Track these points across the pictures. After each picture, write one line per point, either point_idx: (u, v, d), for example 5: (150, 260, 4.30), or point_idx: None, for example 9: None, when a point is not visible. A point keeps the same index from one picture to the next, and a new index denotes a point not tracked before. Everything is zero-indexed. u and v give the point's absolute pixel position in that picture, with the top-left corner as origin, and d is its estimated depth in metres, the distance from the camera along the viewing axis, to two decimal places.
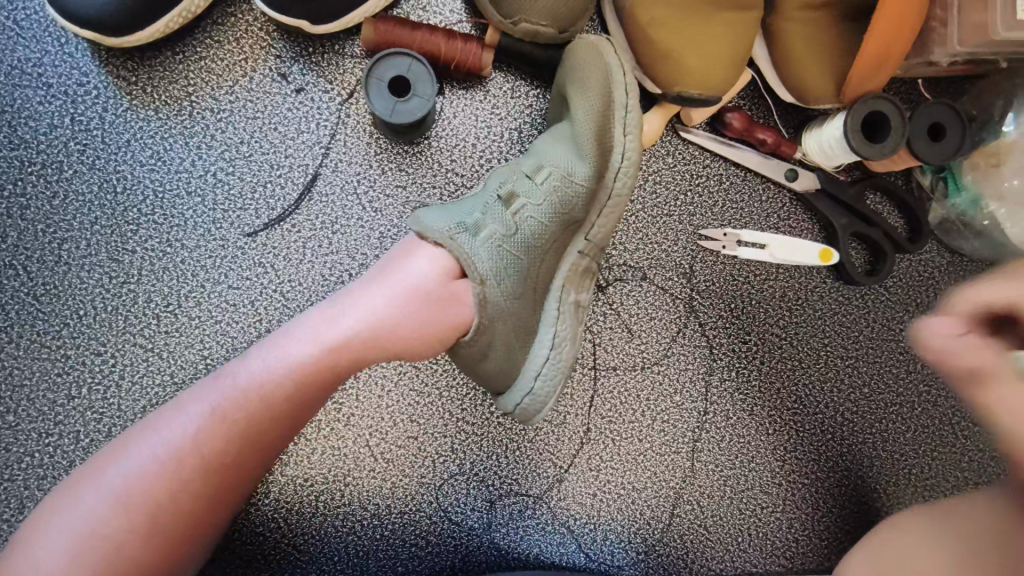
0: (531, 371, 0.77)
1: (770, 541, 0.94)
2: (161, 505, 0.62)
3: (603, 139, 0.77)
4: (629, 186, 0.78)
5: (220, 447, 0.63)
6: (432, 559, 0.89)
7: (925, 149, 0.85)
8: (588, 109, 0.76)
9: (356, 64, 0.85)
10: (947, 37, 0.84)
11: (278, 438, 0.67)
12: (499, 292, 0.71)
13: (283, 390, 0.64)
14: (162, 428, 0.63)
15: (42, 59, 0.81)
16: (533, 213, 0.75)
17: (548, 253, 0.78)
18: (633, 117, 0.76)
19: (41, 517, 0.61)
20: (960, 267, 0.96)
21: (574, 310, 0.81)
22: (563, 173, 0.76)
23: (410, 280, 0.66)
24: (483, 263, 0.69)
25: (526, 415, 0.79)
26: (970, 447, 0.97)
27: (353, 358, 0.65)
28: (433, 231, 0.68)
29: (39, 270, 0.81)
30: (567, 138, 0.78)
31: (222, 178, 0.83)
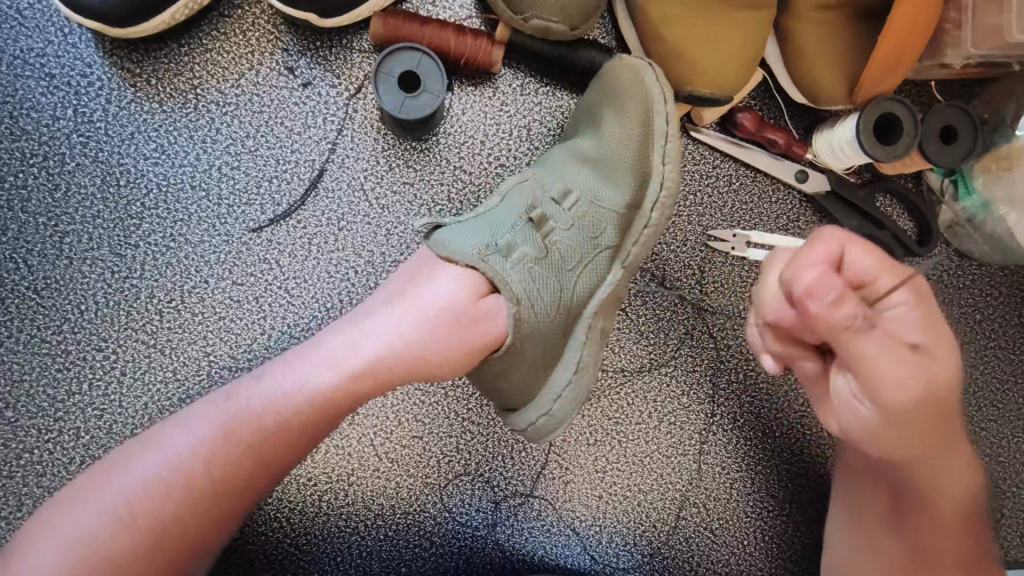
0: (550, 395, 0.75)
1: (776, 544, 0.93)
2: (164, 524, 0.60)
3: (640, 169, 0.77)
4: (664, 219, 0.78)
5: (230, 468, 0.62)
6: (435, 560, 0.88)
7: (940, 154, 0.85)
8: (625, 138, 0.77)
9: (364, 58, 0.83)
10: (960, 39, 0.83)
11: (291, 462, 0.65)
12: (531, 313, 0.68)
13: (299, 414, 0.62)
14: (172, 444, 0.62)
15: (45, 49, 0.79)
16: (562, 238, 0.74)
17: (581, 278, 0.75)
18: (672, 147, 0.77)
19: (45, 528, 0.61)
20: (969, 271, 0.96)
21: (600, 336, 0.78)
22: (592, 199, 0.76)
23: (433, 303, 0.64)
24: (516, 284, 0.67)
25: (540, 433, 0.77)
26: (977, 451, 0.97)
27: (371, 383, 0.64)
28: (464, 255, 0.66)
29: (39, 264, 0.80)
30: (596, 163, 0.77)
31: (227, 172, 0.82)
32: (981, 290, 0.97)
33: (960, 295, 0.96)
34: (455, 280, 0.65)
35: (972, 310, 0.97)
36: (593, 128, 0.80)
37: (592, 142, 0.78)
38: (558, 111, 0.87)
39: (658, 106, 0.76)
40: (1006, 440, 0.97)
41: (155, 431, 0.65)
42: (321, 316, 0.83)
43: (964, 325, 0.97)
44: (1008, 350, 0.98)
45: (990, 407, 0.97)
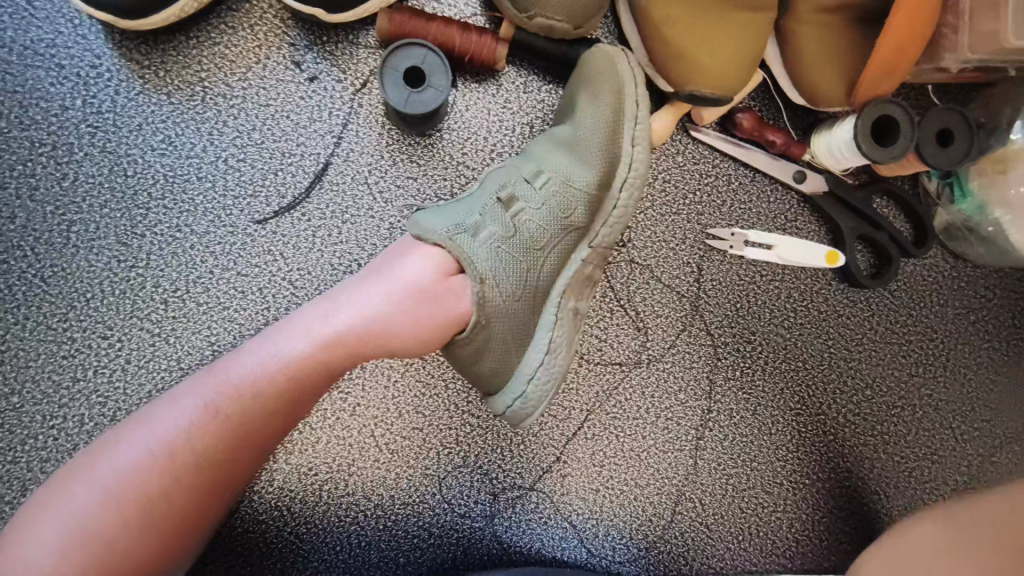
0: (523, 377, 0.76)
1: (769, 540, 0.94)
2: (155, 500, 0.61)
3: (610, 149, 0.78)
4: (634, 197, 0.79)
5: (214, 441, 0.63)
6: (434, 551, 0.89)
7: (936, 155, 0.86)
8: (596, 120, 0.78)
9: (369, 54, 0.85)
10: (957, 44, 0.85)
11: (271, 434, 0.67)
12: (498, 291, 0.71)
13: (279, 386, 0.64)
14: (156, 422, 0.63)
15: (56, 40, 0.80)
16: (532, 218, 0.75)
17: (549, 258, 0.77)
18: (641, 127, 0.78)
19: (33, 512, 0.60)
20: (964, 273, 0.97)
21: (572, 317, 0.80)
22: (563, 179, 0.76)
23: (409, 279, 0.66)
24: (483, 263, 0.70)
25: (518, 418, 0.78)
26: (970, 451, 0.98)
27: (349, 355, 0.65)
28: (432, 232, 0.69)
29: (46, 252, 0.81)
30: (568, 144, 0.78)
31: (233, 164, 0.83)
32: (975, 292, 0.98)
33: (954, 297, 0.98)
34: (426, 257, 0.68)
35: (966, 311, 0.98)
36: (570, 112, 0.81)
37: (567, 126, 0.80)
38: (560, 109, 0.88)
39: (627, 88, 0.78)
40: (998, 440, 0.99)
41: (136, 413, 0.65)
42: None
43: (958, 326, 0.98)
44: (1001, 351, 0.99)
45: (983, 407, 0.99)
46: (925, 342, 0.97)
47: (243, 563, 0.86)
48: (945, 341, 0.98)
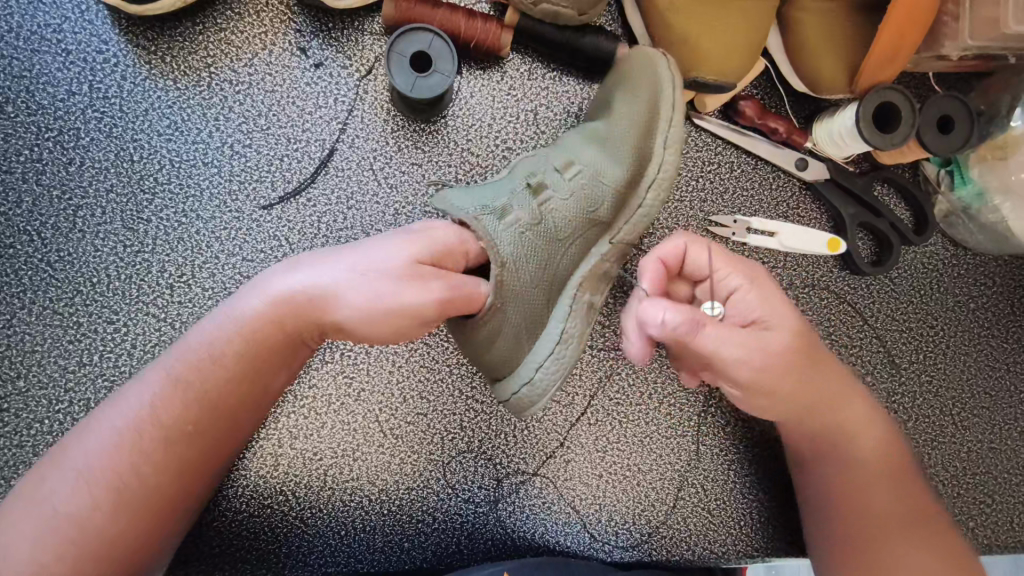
0: (533, 363, 0.75)
1: (771, 525, 0.95)
2: (126, 480, 0.63)
3: (644, 145, 0.77)
4: (661, 201, 0.78)
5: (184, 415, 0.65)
6: (438, 536, 0.89)
7: (936, 142, 0.87)
8: (634, 112, 0.78)
9: (375, 41, 0.85)
10: (958, 31, 0.85)
11: (242, 408, 0.69)
12: (516, 276, 0.72)
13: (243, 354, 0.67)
14: (125, 404, 0.66)
15: (62, 25, 0.81)
16: (556, 208, 0.76)
17: (568, 249, 0.77)
18: (676, 132, 0.76)
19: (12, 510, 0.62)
20: (964, 261, 0.98)
21: (586, 310, 0.78)
22: (593, 172, 0.77)
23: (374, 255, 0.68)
24: (505, 246, 0.71)
25: (523, 405, 0.77)
26: (970, 437, 0.99)
27: (312, 326, 0.68)
28: (460, 211, 0.70)
29: (53, 237, 0.81)
30: (603, 141, 0.79)
31: (239, 150, 0.84)
32: (975, 279, 0.99)
33: (955, 285, 0.98)
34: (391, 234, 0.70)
35: (966, 299, 0.99)
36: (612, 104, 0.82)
37: (605, 122, 0.81)
38: (564, 96, 0.89)
39: (665, 89, 0.77)
40: (998, 427, 1.00)
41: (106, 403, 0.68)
42: None
43: (958, 314, 0.99)
44: (1001, 339, 1.00)
45: (983, 394, 0.99)
46: (926, 329, 0.98)
47: (246, 548, 0.86)
48: (945, 328, 0.99)
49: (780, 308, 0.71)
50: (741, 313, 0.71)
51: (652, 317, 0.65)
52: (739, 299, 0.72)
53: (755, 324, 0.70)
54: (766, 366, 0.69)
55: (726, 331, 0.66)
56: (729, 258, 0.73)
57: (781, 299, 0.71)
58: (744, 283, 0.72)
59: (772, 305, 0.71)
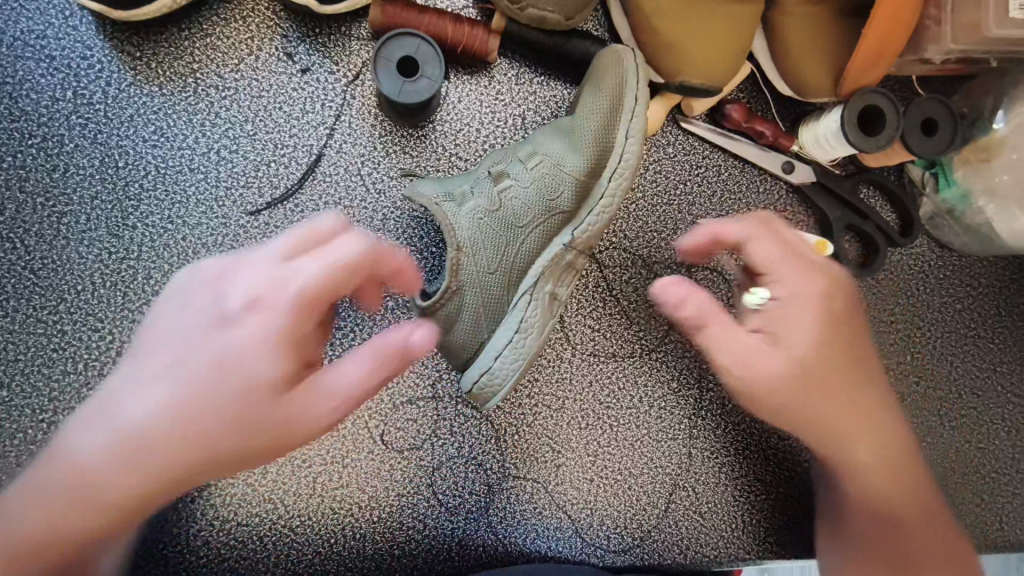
0: (491, 351, 0.78)
1: (763, 527, 0.95)
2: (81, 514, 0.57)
3: (603, 136, 0.79)
4: (622, 189, 0.78)
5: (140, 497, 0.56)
6: (428, 542, 0.89)
7: (919, 144, 0.88)
8: (595, 108, 0.79)
9: (362, 46, 0.85)
10: (940, 35, 0.86)
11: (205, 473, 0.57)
12: (475, 261, 0.77)
13: (264, 451, 0.58)
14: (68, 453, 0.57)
15: (46, 31, 0.80)
16: (516, 196, 0.79)
17: (530, 237, 0.80)
18: (636, 122, 0.78)
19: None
20: (949, 262, 0.99)
21: (548, 303, 0.80)
22: (554, 163, 0.79)
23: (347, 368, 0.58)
24: (463, 231, 0.76)
25: (482, 398, 0.79)
26: (957, 438, 1.00)
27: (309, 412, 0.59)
28: (424, 197, 0.76)
29: (36, 244, 0.80)
30: (568, 132, 0.80)
31: (225, 155, 0.83)
32: (961, 280, 1.00)
33: (941, 286, 0.99)
34: (325, 251, 0.57)
35: (952, 299, 1.00)
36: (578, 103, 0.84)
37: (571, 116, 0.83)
38: (552, 100, 0.89)
39: (626, 76, 0.79)
40: (985, 427, 1.00)
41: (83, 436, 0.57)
42: None
43: (945, 315, 1.00)
44: (987, 339, 1.01)
45: (970, 394, 1.00)
46: (913, 330, 0.99)
47: (235, 558, 0.85)
48: (932, 330, 0.99)
49: (805, 330, 0.70)
50: (762, 319, 0.71)
51: (673, 293, 0.70)
52: (768, 310, 0.71)
53: (771, 337, 0.70)
54: (782, 388, 0.70)
55: (735, 339, 0.69)
56: (772, 267, 0.71)
57: (808, 316, 0.70)
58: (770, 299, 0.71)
59: (791, 325, 0.70)
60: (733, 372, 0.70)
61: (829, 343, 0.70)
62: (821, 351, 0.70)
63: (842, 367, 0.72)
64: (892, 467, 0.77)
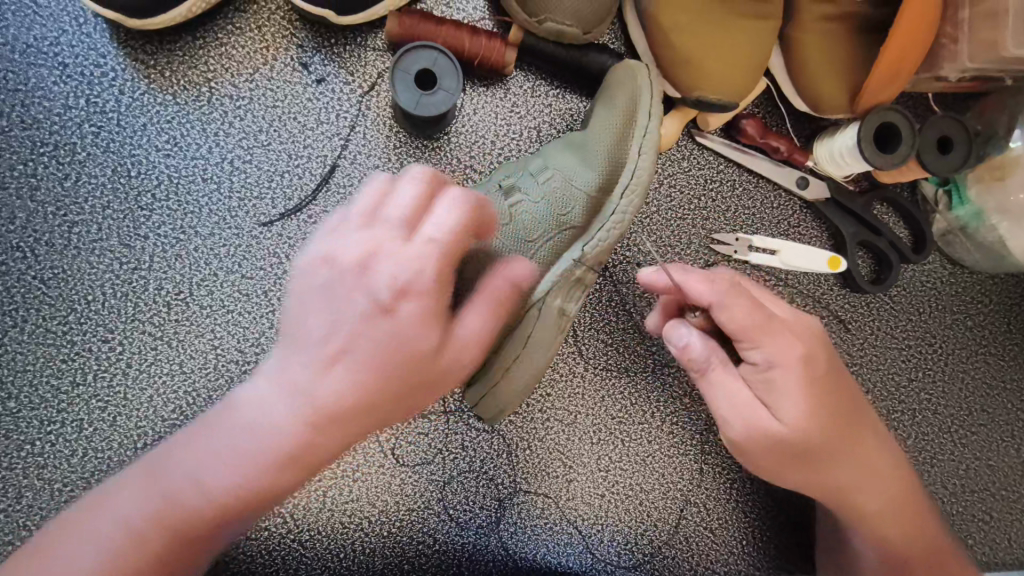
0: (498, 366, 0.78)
1: (773, 544, 0.94)
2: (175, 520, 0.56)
3: (617, 153, 0.78)
4: (634, 207, 0.78)
5: (201, 510, 0.55)
6: (438, 557, 0.88)
7: (935, 162, 0.88)
8: (609, 124, 0.79)
9: (378, 56, 0.84)
10: (957, 53, 0.86)
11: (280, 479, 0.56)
12: None
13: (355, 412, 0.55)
14: (127, 501, 0.56)
15: (59, 39, 0.79)
16: (527, 209, 0.78)
17: (539, 251, 0.79)
18: (649, 140, 0.78)
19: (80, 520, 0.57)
20: (961, 279, 0.99)
21: (556, 318, 0.79)
22: (565, 178, 0.78)
23: (370, 330, 0.55)
24: None
25: (488, 413, 0.81)
26: (968, 455, 1.00)
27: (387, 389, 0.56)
28: None
29: (47, 254, 0.79)
30: (581, 148, 0.80)
31: (239, 166, 0.82)
32: (972, 297, 1.00)
33: (953, 302, 0.99)
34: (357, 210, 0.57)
35: (964, 316, 1.00)
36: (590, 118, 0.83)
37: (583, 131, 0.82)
38: (567, 114, 0.89)
39: (637, 93, 0.79)
40: (995, 444, 1.00)
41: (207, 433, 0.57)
42: None
43: (956, 331, 0.99)
44: (998, 356, 1.01)
45: (980, 411, 1.00)
46: (924, 347, 0.99)
47: (243, 572, 0.84)
48: (944, 347, 0.99)
49: (795, 401, 0.68)
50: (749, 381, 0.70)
51: (676, 340, 0.72)
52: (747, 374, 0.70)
53: (765, 401, 0.70)
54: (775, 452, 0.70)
55: (726, 394, 0.70)
56: (749, 331, 0.69)
57: (793, 382, 0.69)
58: (758, 362, 0.69)
59: (770, 393, 0.69)
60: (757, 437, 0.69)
61: (823, 406, 0.70)
62: (822, 422, 0.70)
63: (841, 431, 0.72)
64: (900, 505, 0.79)
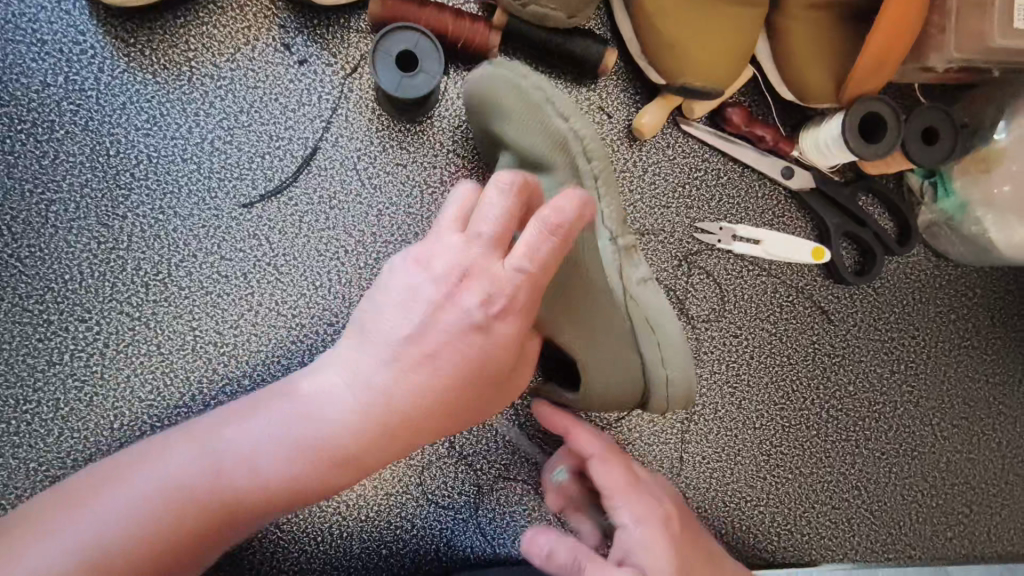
0: (660, 358, 0.76)
1: (752, 534, 0.94)
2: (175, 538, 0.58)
3: (551, 137, 0.78)
4: (604, 158, 0.79)
5: (231, 492, 0.58)
6: (416, 542, 0.88)
7: (920, 152, 0.87)
8: (521, 126, 0.78)
9: (361, 38, 0.84)
10: (944, 44, 0.86)
11: (271, 507, 0.60)
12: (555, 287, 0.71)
13: (290, 463, 0.59)
14: (176, 456, 0.60)
15: (38, 15, 0.79)
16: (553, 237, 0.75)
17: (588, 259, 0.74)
18: (555, 100, 0.77)
19: (66, 511, 0.58)
20: (945, 272, 0.99)
21: (652, 287, 0.80)
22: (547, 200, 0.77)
23: (455, 339, 0.59)
24: None
25: (687, 396, 0.78)
26: (949, 448, 1.00)
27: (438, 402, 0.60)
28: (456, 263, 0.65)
29: (24, 232, 0.79)
30: (528, 163, 0.79)
31: (219, 147, 0.82)
32: (956, 290, 1.00)
33: (937, 295, 0.99)
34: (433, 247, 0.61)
35: (948, 309, 1.00)
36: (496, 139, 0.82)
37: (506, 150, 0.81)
38: None
39: (512, 74, 0.79)
40: (976, 437, 1.00)
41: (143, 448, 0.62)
42: (310, 293, 0.83)
43: (940, 324, 0.99)
44: (981, 349, 1.01)
45: (962, 404, 1.00)
46: (907, 339, 0.99)
47: (219, 554, 0.84)
48: (927, 339, 0.99)
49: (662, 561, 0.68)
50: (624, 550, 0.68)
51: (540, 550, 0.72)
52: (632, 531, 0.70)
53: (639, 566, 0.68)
54: None
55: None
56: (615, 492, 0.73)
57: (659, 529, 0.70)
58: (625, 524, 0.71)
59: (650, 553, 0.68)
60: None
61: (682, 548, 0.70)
62: (682, 566, 0.69)
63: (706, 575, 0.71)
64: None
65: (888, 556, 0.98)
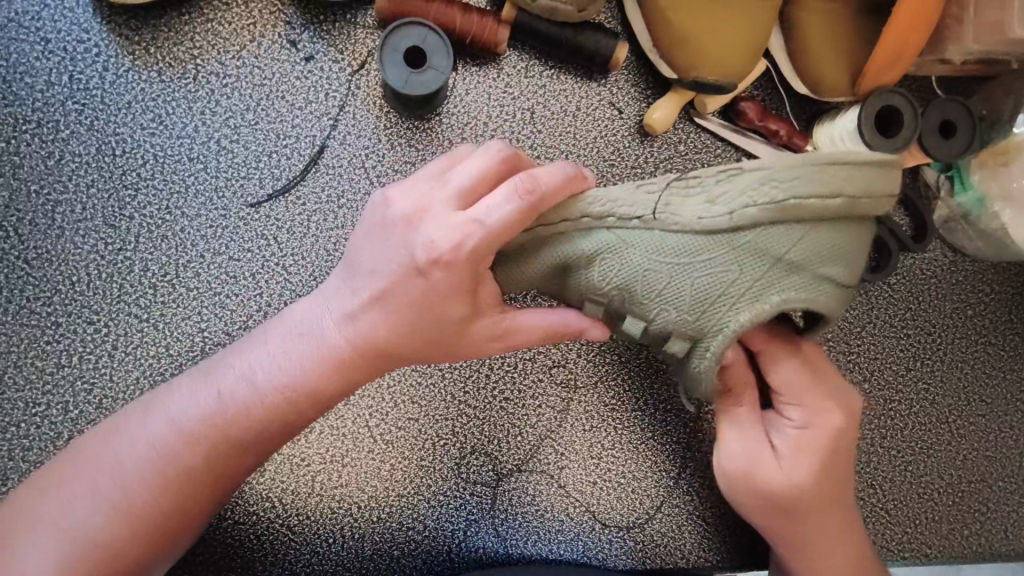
0: (780, 200, 0.63)
1: None
2: (185, 473, 0.63)
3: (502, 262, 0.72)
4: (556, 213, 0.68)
5: (228, 426, 0.65)
6: (427, 543, 0.87)
7: (937, 146, 0.86)
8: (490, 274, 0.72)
9: (368, 34, 0.83)
10: (961, 35, 0.84)
11: (267, 445, 0.67)
12: (646, 253, 0.67)
13: (285, 399, 0.66)
14: (179, 400, 0.66)
15: (42, 13, 0.78)
16: (643, 265, 0.67)
17: (660, 244, 0.67)
18: None
19: (81, 461, 0.64)
20: (962, 267, 0.98)
21: (730, 180, 0.66)
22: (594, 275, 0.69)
23: (402, 278, 0.62)
24: (646, 310, 0.69)
25: (871, 184, 0.65)
26: (966, 445, 0.98)
27: (411, 308, 0.63)
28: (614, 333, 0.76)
29: (30, 233, 0.78)
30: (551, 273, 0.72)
31: (226, 146, 0.81)
32: (973, 286, 0.98)
33: (953, 291, 0.98)
34: (412, 182, 0.64)
35: (964, 305, 0.98)
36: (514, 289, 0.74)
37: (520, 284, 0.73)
38: (562, 94, 0.87)
39: None
40: (993, 434, 0.99)
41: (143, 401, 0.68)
42: None
43: (956, 320, 0.98)
44: (998, 345, 0.99)
45: (979, 401, 0.99)
46: (924, 336, 0.97)
47: (230, 556, 0.84)
48: (943, 335, 0.98)
49: (801, 456, 0.72)
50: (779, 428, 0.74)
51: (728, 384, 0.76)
52: (790, 431, 0.74)
53: (792, 439, 0.73)
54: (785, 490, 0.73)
55: (750, 432, 0.75)
56: (792, 391, 0.74)
57: (817, 447, 0.73)
58: (792, 420, 0.74)
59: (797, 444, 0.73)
60: (746, 479, 0.74)
61: (827, 472, 0.73)
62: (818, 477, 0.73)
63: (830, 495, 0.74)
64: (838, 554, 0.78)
65: (905, 556, 0.96)
